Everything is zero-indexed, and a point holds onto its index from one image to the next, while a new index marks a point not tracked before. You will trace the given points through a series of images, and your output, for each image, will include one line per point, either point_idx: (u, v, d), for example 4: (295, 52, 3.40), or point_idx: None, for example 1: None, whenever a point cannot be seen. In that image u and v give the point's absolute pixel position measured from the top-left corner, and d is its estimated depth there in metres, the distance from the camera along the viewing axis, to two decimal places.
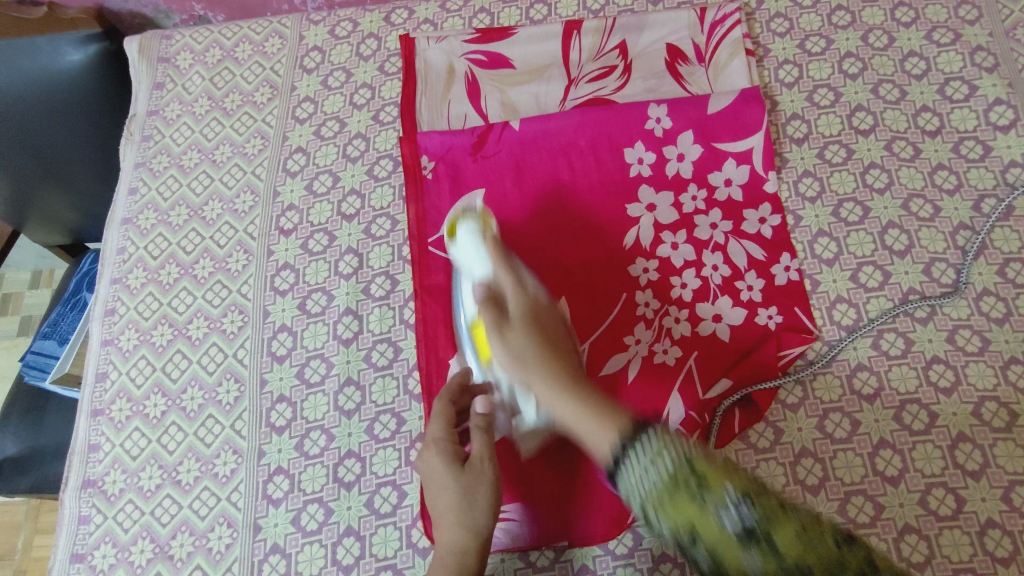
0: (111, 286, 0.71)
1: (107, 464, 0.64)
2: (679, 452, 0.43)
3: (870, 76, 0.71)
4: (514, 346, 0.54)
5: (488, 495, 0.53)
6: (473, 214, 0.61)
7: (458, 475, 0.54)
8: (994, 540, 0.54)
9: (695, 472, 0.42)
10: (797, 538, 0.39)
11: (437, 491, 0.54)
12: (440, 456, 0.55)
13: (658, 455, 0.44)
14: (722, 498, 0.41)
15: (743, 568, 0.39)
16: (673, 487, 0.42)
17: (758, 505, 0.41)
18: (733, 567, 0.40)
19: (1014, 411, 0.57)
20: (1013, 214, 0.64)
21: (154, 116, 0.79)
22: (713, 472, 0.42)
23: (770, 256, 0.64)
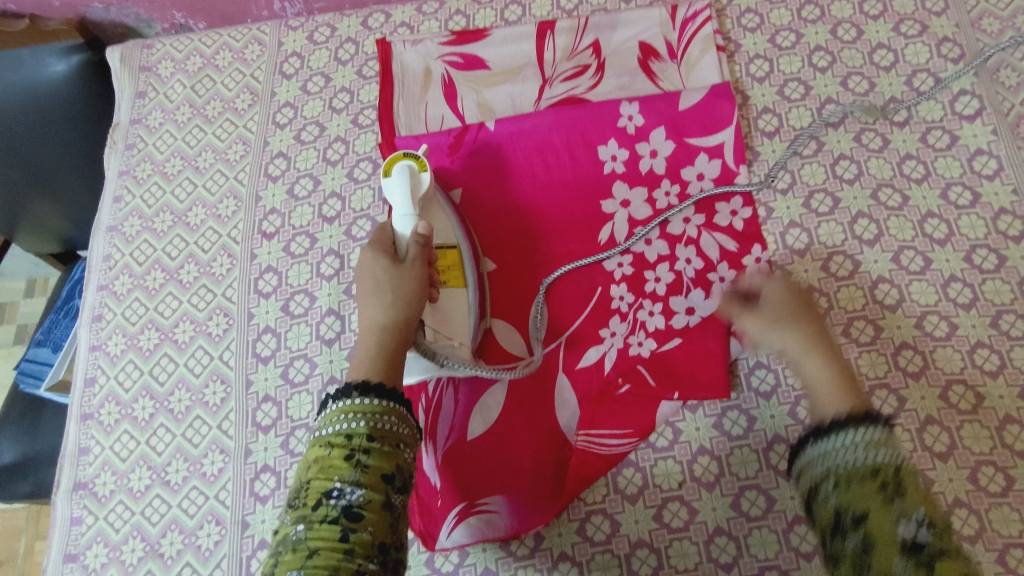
0: (99, 292, 0.73)
1: (97, 466, 0.65)
2: (361, 417, 0.46)
3: (839, 69, 0.72)
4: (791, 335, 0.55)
5: (414, 286, 0.55)
6: (413, 156, 0.64)
7: (396, 271, 0.56)
8: (961, 520, 0.55)
9: (353, 446, 0.45)
10: (878, 490, 0.42)
11: (370, 277, 0.56)
12: (378, 253, 0.58)
13: (352, 410, 0.47)
14: (346, 475, 0.44)
15: (330, 506, 0.43)
16: (342, 453, 0.45)
17: (368, 486, 0.43)
18: (372, 517, 0.43)
19: (980, 394, 0.59)
20: (980, 201, 0.65)
21: (137, 125, 0.80)
22: (376, 456, 0.45)
23: (741, 248, 0.65)
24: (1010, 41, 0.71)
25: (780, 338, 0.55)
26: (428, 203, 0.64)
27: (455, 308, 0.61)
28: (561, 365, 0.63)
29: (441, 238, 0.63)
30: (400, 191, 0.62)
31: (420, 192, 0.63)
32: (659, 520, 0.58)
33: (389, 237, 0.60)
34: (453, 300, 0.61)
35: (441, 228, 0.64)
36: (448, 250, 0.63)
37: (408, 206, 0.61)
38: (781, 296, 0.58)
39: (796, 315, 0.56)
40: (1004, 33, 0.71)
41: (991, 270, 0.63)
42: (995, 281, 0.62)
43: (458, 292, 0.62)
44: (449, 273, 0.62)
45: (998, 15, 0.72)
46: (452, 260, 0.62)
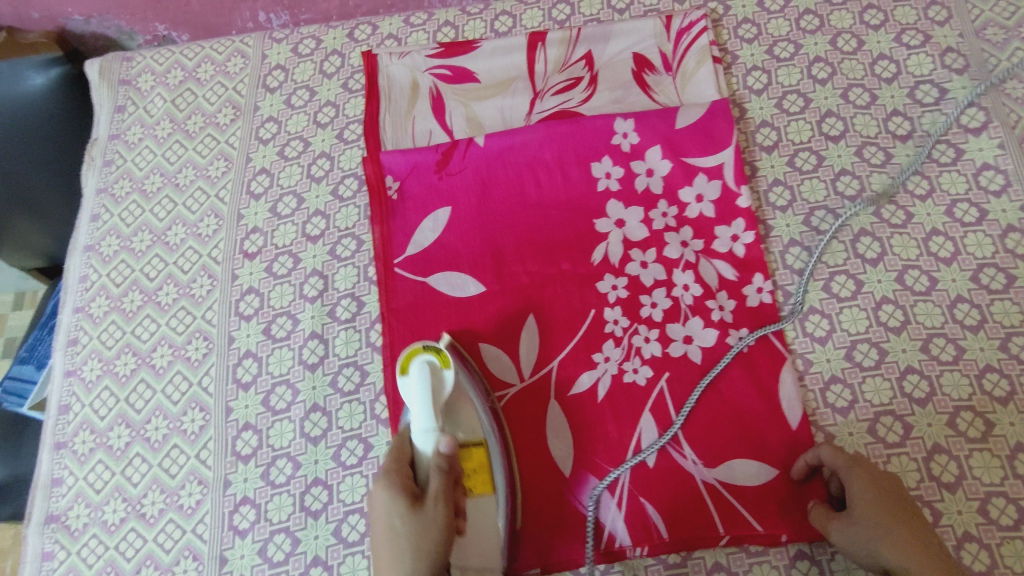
0: (74, 314, 0.70)
1: (70, 497, 0.62)
2: None
3: (839, 81, 0.70)
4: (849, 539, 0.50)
5: (441, 518, 0.50)
6: (432, 349, 0.57)
7: (416, 514, 0.50)
8: (972, 555, 0.53)
9: None
10: None
11: (392, 518, 0.51)
12: (394, 487, 0.52)
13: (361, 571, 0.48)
14: None
15: None
16: None
17: None
18: None
19: (990, 421, 0.56)
20: (986, 218, 0.63)
21: (116, 140, 0.78)
22: None
23: (742, 276, 0.63)
24: (1015, 51, 0.69)
25: (897, 563, 0.47)
26: (451, 407, 0.56)
27: (486, 525, 0.54)
28: (554, 393, 0.60)
29: (465, 439, 0.56)
30: (418, 395, 0.55)
31: (442, 398, 0.56)
32: (655, 555, 0.56)
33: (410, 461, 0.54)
34: (482, 514, 0.54)
35: (467, 423, 0.56)
36: (474, 449, 0.56)
37: (428, 416, 0.54)
38: (866, 490, 0.50)
39: (892, 522, 0.48)
40: (1009, 43, 0.69)
41: (999, 291, 0.60)
42: (1003, 302, 0.60)
43: (486, 501, 0.55)
44: (476, 477, 0.55)
45: (1003, 25, 0.70)
46: (479, 462, 0.56)
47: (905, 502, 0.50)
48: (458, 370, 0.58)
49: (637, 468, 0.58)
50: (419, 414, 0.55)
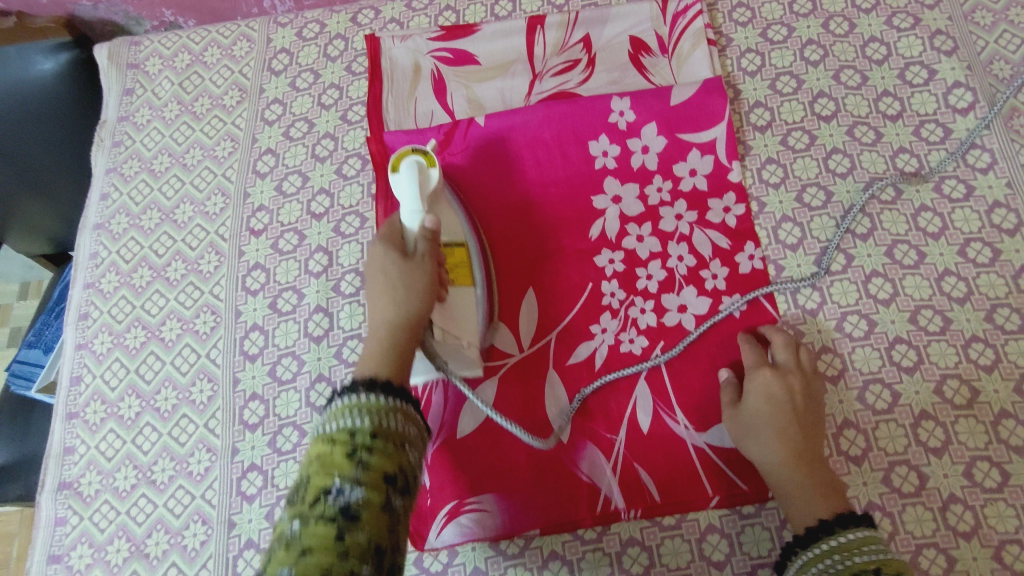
0: (85, 290, 0.72)
1: (82, 465, 0.64)
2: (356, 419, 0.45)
3: (831, 62, 0.72)
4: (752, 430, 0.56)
5: (426, 284, 0.55)
6: (420, 152, 0.61)
7: (405, 264, 0.56)
8: (956, 515, 0.55)
9: (346, 444, 0.43)
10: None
11: (381, 269, 0.56)
12: (387, 246, 0.57)
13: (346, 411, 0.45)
14: (343, 477, 0.42)
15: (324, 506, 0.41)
16: (332, 446, 0.43)
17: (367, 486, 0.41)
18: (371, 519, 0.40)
19: (975, 388, 0.58)
20: (973, 195, 0.65)
21: (125, 122, 0.80)
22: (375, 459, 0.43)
23: (734, 245, 0.65)
24: (1002, 34, 0.70)
25: (754, 452, 0.55)
26: (435, 200, 0.61)
27: (464, 306, 0.60)
28: (552, 361, 0.62)
29: (448, 235, 0.61)
30: (408, 185, 0.59)
31: (428, 190, 0.60)
32: (650, 519, 0.58)
33: (398, 233, 0.58)
34: (462, 295, 0.60)
35: (447, 223, 0.62)
36: (456, 248, 0.61)
37: (416, 203, 0.58)
38: (766, 388, 0.57)
39: (775, 420, 0.55)
40: (997, 26, 0.71)
41: (985, 264, 0.62)
42: (989, 275, 0.62)
43: (467, 288, 0.61)
44: (456, 270, 0.61)
45: (991, 8, 0.72)
46: (460, 258, 0.61)
47: (803, 407, 0.56)
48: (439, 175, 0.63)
49: (632, 436, 0.59)
50: (410, 203, 0.59)
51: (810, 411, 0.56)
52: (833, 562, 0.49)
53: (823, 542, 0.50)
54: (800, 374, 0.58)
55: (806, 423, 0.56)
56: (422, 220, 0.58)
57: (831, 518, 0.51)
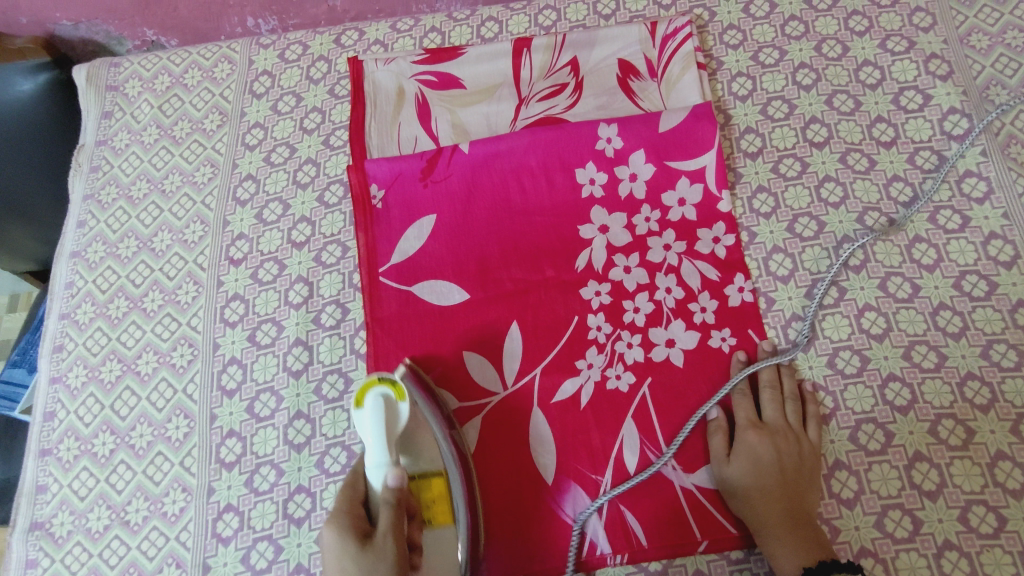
0: (60, 321, 0.70)
1: (55, 504, 0.63)
2: None
3: (823, 87, 0.70)
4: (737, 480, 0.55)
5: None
6: (386, 382, 0.56)
7: (366, 550, 0.48)
8: (951, 563, 0.53)
9: None
10: None
11: (338, 564, 0.48)
12: (344, 527, 0.50)
13: None
14: None
15: None
16: None
17: None
18: None
19: (970, 429, 0.56)
20: (970, 225, 0.63)
21: (103, 146, 0.78)
22: None
23: (723, 277, 0.63)
24: (999, 58, 0.69)
25: (735, 499, 0.55)
26: (406, 437, 0.56)
27: (445, 558, 0.54)
28: (536, 398, 0.61)
29: (422, 470, 0.56)
30: (373, 427, 0.54)
31: (397, 430, 0.55)
32: (636, 563, 0.56)
33: (363, 495, 0.53)
34: (442, 544, 0.54)
35: (424, 455, 0.57)
36: (433, 484, 0.56)
37: (382, 445, 0.53)
38: (752, 445, 0.56)
39: (765, 475, 0.55)
40: (994, 50, 0.69)
41: (981, 298, 0.60)
42: (986, 309, 0.60)
43: (446, 531, 0.55)
44: (435, 509, 0.55)
45: (987, 31, 0.70)
46: (438, 493, 0.55)
47: (793, 464, 0.56)
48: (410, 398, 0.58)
49: (617, 477, 0.58)
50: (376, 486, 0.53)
51: (801, 469, 0.56)
52: None
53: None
54: (790, 432, 0.57)
55: (794, 482, 0.55)
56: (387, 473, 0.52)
57: (813, 565, 0.51)
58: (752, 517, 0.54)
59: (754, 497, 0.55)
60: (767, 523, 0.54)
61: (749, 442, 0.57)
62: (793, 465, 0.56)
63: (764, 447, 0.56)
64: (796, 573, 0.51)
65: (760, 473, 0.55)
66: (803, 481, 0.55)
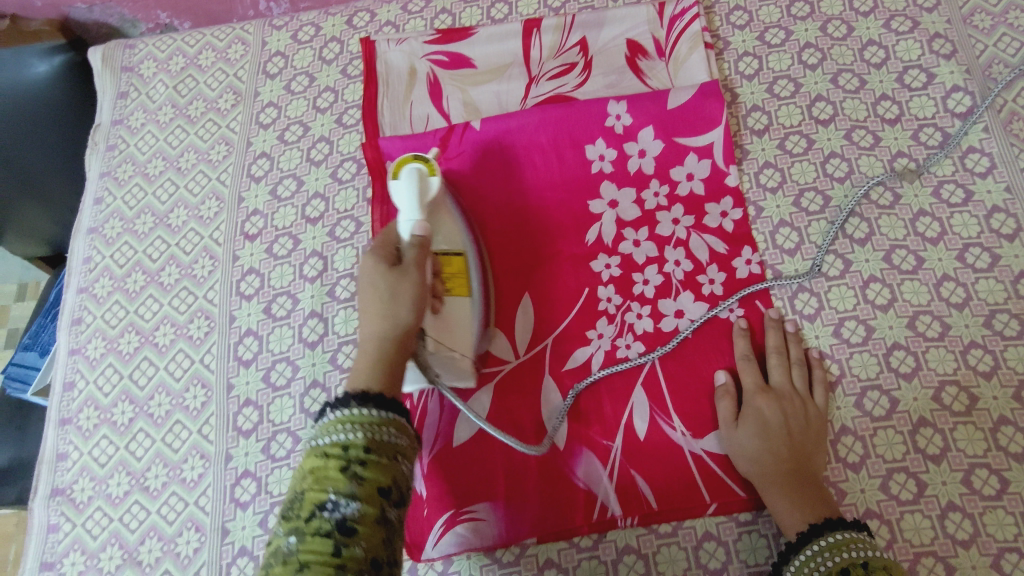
0: (78, 295, 0.71)
1: (75, 471, 0.64)
2: (343, 436, 0.44)
3: (829, 66, 0.71)
4: (745, 444, 0.56)
5: (414, 294, 0.52)
6: (422, 160, 0.61)
7: (392, 279, 0.52)
8: (955, 523, 0.54)
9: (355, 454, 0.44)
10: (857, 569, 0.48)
11: (370, 283, 0.52)
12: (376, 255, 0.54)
13: (341, 422, 0.45)
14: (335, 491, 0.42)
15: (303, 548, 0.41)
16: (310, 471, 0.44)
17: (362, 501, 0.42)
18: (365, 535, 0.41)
19: (974, 395, 0.58)
20: (973, 199, 0.64)
21: (119, 126, 0.79)
22: (375, 473, 0.43)
23: (731, 250, 0.64)
24: (1001, 37, 0.70)
25: (743, 464, 0.56)
26: (434, 207, 0.61)
27: (459, 319, 0.59)
28: (548, 367, 0.62)
29: (445, 243, 0.60)
30: (407, 194, 0.58)
31: (427, 198, 0.59)
32: (646, 526, 0.57)
33: (393, 243, 0.56)
34: (457, 307, 0.59)
35: (446, 232, 0.60)
36: (454, 256, 0.60)
37: (413, 211, 0.58)
38: (760, 409, 0.57)
39: (774, 439, 0.56)
40: (996, 29, 0.70)
41: (984, 269, 0.61)
42: (988, 280, 0.61)
43: (463, 301, 0.59)
44: (453, 282, 0.59)
45: (990, 12, 0.71)
46: (458, 268, 0.59)
47: (801, 430, 0.57)
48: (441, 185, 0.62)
49: (628, 442, 0.59)
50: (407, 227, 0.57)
51: (806, 435, 0.57)
52: (826, 561, 0.50)
53: (814, 543, 0.51)
54: (796, 399, 0.58)
55: (801, 447, 0.56)
56: (415, 230, 0.55)
57: (820, 522, 0.52)
58: (760, 479, 0.56)
59: (761, 460, 0.56)
60: (775, 485, 0.55)
61: (757, 408, 0.58)
62: (800, 431, 0.57)
63: (772, 412, 0.57)
64: (802, 531, 0.52)
65: (767, 438, 0.56)
66: (808, 447, 0.56)
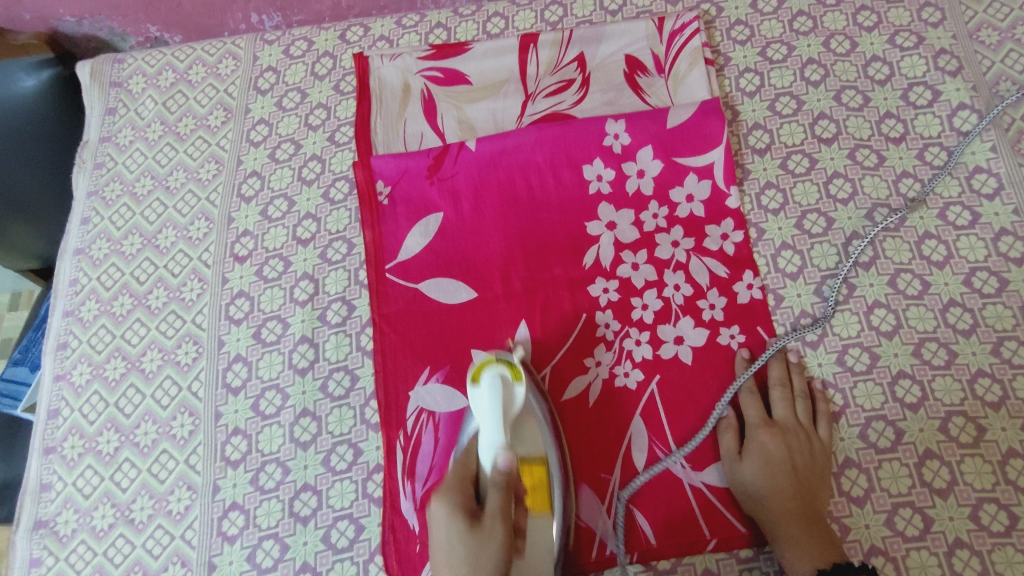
0: (64, 318, 0.70)
1: (59, 503, 0.62)
2: None
3: (832, 83, 0.70)
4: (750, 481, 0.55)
5: (500, 560, 0.45)
6: (504, 361, 0.55)
7: (473, 540, 0.46)
8: (962, 561, 0.52)
9: None
10: None
11: (445, 548, 0.46)
12: (450, 503, 0.48)
13: None
14: None
15: None
16: None
17: None
18: None
19: (981, 426, 0.56)
20: (980, 222, 0.62)
21: (107, 142, 0.78)
22: None
23: (732, 274, 0.62)
24: (1008, 53, 0.68)
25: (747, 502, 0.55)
26: (517, 422, 0.55)
27: (542, 544, 0.52)
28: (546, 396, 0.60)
29: (527, 452, 0.54)
30: (489, 403, 0.52)
31: (511, 411, 0.53)
32: (646, 562, 0.56)
33: (473, 475, 0.51)
34: (539, 533, 0.52)
35: (529, 440, 0.55)
36: (535, 466, 0.54)
37: (496, 430, 0.51)
38: (764, 445, 0.56)
39: (780, 476, 0.55)
40: (1003, 45, 0.69)
41: (991, 294, 0.60)
42: (996, 306, 0.59)
43: (544, 520, 0.53)
44: (533, 495, 0.54)
45: (997, 27, 0.70)
46: (538, 479, 0.54)
47: (807, 467, 0.55)
48: (527, 386, 0.56)
49: (627, 475, 0.57)
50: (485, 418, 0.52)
51: (813, 470, 0.55)
52: None
53: None
54: (801, 433, 0.57)
55: (807, 482, 0.55)
56: (499, 454, 0.50)
57: (828, 567, 0.50)
58: (766, 519, 0.54)
59: (767, 497, 0.54)
60: (781, 525, 0.53)
61: (762, 443, 0.56)
62: (805, 466, 0.55)
63: (777, 447, 0.56)
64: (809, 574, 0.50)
65: (772, 475, 0.55)
66: (814, 483, 0.55)
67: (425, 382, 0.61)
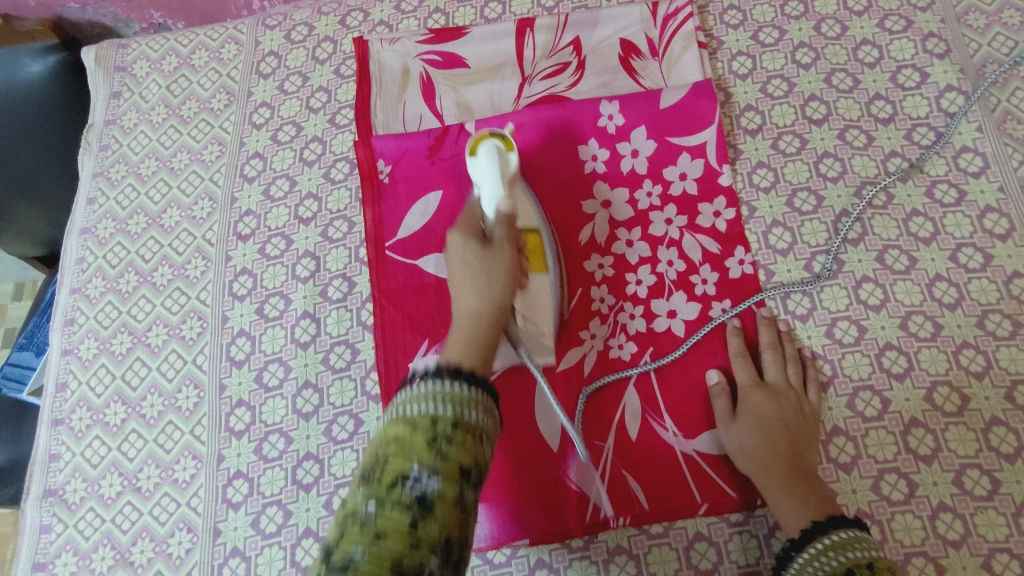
0: (71, 295, 0.71)
1: (67, 472, 0.64)
2: (450, 407, 0.42)
3: (822, 65, 0.71)
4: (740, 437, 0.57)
5: (506, 272, 0.53)
6: (497, 137, 0.61)
7: (485, 255, 0.54)
8: (946, 524, 0.54)
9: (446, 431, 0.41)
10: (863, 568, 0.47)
11: (462, 264, 0.54)
12: (464, 236, 0.56)
13: (444, 397, 0.42)
14: (414, 468, 0.39)
15: (361, 520, 0.37)
16: (396, 440, 0.41)
17: (442, 478, 0.39)
18: (439, 518, 0.38)
19: (965, 395, 0.58)
20: (965, 199, 0.64)
21: (112, 125, 0.79)
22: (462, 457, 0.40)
23: (724, 250, 0.64)
24: (996, 36, 0.70)
25: (737, 455, 0.57)
26: (515, 184, 0.61)
27: (542, 299, 0.60)
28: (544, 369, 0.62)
29: (522, 221, 0.61)
30: (489, 170, 0.58)
31: (508, 173, 0.59)
32: (637, 526, 0.57)
33: (478, 224, 0.57)
34: (539, 287, 0.60)
35: (523, 212, 0.61)
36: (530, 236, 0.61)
37: (495, 188, 0.57)
38: (756, 404, 0.58)
39: (771, 432, 0.56)
40: (990, 28, 0.70)
41: (977, 269, 0.61)
42: (981, 280, 0.61)
43: (541, 279, 0.61)
44: (532, 258, 0.61)
45: (984, 11, 0.71)
46: (535, 245, 0.61)
47: (786, 429, 0.57)
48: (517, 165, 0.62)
49: (621, 444, 0.59)
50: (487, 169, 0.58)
51: (800, 431, 0.57)
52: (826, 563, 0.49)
53: (817, 541, 0.50)
54: (790, 391, 0.59)
55: (796, 441, 0.56)
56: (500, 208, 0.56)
57: (822, 518, 0.51)
58: (756, 473, 0.56)
59: (757, 451, 0.56)
60: (773, 479, 0.55)
61: (753, 402, 0.58)
62: (795, 427, 0.57)
63: (768, 404, 0.57)
64: (802, 525, 0.52)
65: (764, 430, 0.56)
66: (803, 443, 0.56)
67: (424, 355, 0.62)
